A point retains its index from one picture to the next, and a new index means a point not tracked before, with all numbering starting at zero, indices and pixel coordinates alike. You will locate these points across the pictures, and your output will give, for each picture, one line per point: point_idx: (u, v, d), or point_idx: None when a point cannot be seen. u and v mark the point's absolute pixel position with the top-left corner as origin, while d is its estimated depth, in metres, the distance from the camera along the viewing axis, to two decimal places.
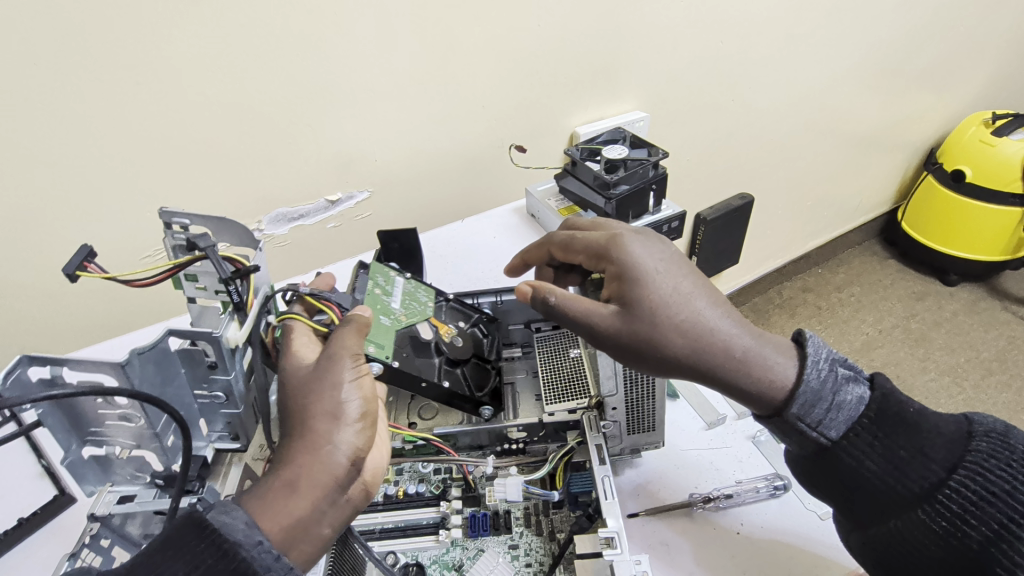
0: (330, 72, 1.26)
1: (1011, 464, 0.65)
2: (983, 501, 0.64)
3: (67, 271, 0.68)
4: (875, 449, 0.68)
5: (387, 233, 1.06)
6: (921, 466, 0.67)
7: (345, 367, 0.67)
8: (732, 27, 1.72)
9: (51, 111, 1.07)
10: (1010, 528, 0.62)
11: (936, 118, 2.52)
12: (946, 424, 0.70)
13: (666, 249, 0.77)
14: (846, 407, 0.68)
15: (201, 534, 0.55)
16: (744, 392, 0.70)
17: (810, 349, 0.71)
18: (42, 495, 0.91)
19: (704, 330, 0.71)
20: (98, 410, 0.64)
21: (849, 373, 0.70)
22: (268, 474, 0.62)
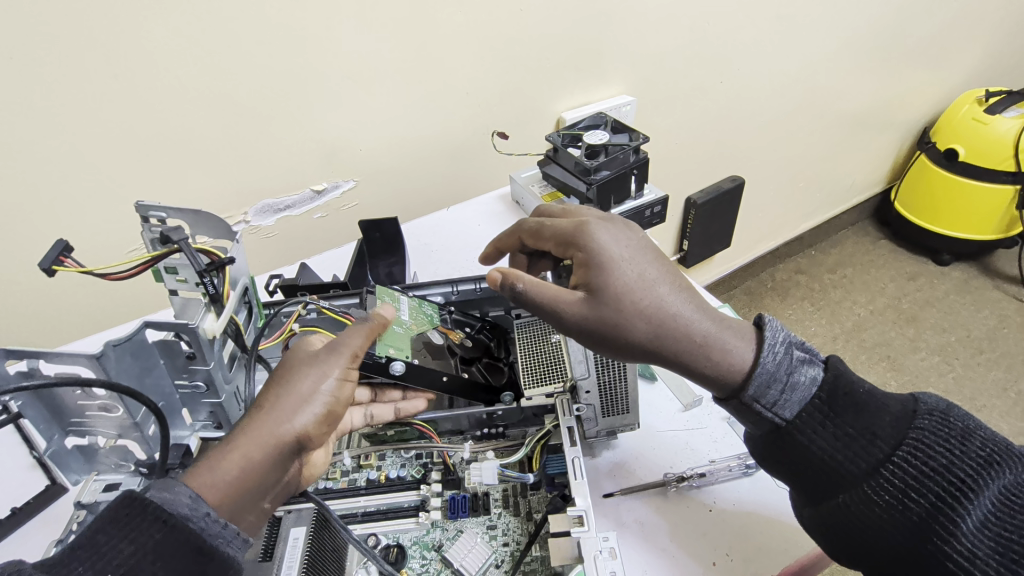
0: (310, 62, 1.25)
1: (948, 438, 0.66)
2: (923, 474, 0.65)
3: (42, 266, 0.69)
4: (825, 428, 0.70)
5: (369, 222, 1.09)
6: (866, 443, 0.68)
7: (333, 364, 0.71)
8: (719, 8, 1.70)
9: (29, 106, 1.07)
10: (947, 499, 0.63)
11: (928, 97, 2.50)
12: (893, 401, 0.70)
13: (632, 236, 0.78)
14: (801, 389, 0.70)
15: (144, 510, 0.55)
16: (702, 375, 0.73)
17: (768, 332, 0.74)
18: (36, 485, 0.95)
19: (665, 313, 0.73)
20: (78, 402, 0.65)
21: (806, 355, 0.73)
22: (225, 442, 0.64)
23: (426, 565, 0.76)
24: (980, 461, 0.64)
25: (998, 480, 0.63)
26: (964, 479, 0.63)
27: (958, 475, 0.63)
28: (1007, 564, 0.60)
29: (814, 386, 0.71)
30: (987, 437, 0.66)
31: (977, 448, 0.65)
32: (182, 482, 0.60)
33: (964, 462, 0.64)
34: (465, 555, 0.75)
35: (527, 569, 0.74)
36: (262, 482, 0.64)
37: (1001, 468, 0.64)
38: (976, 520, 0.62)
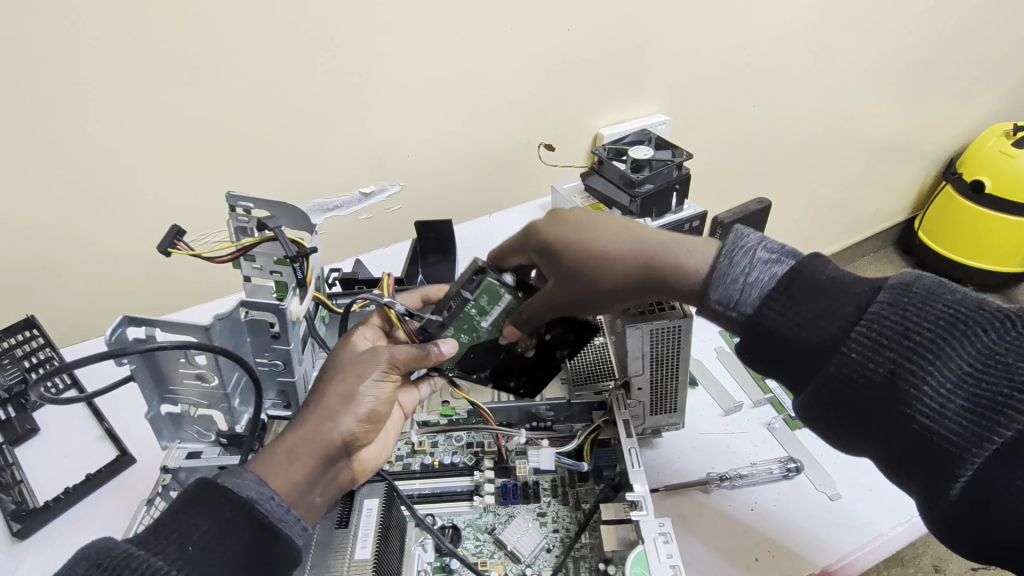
0: (368, 71, 1.33)
1: (909, 303, 0.59)
2: (881, 341, 0.59)
3: (163, 249, 0.79)
4: (789, 313, 0.66)
5: (424, 224, 1.13)
6: (826, 321, 0.63)
7: (373, 366, 0.73)
8: (754, 34, 1.76)
9: (112, 103, 1.15)
10: (908, 362, 0.57)
11: (955, 128, 2.54)
12: (859, 281, 0.64)
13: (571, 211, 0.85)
14: (761, 284, 0.69)
15: (217, 491, 0.59)
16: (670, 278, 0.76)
17: (731, 238, 0.73)
18: (104, 456, 1.01)
19: (622, 244, 0.78)
20: (178, 369, 0.71)
21: (774, 252, 0.71)
22: (275, 438, 0.67)
23: (480, 546, 0.81)
24: (946, 319, 0.56)
25: (976, 337, 0.55)
26: (928, 339, 0.56)
27: (920, 337, 0.57)
28: (980, 421, 0.54)
29: (776, 272, 0.69)
30: (960, 296, 0.58)
31: (943, 307, 0.57)
32: (249, 468, 0.64)
33: (924, 323, 0.57)
34: (518, 538, 0.79)
35: (577, 555, 0.78)
36: (309, 475, 0.65)
37: (974, 323, 0.55)
38: (944, 380, 0.56)
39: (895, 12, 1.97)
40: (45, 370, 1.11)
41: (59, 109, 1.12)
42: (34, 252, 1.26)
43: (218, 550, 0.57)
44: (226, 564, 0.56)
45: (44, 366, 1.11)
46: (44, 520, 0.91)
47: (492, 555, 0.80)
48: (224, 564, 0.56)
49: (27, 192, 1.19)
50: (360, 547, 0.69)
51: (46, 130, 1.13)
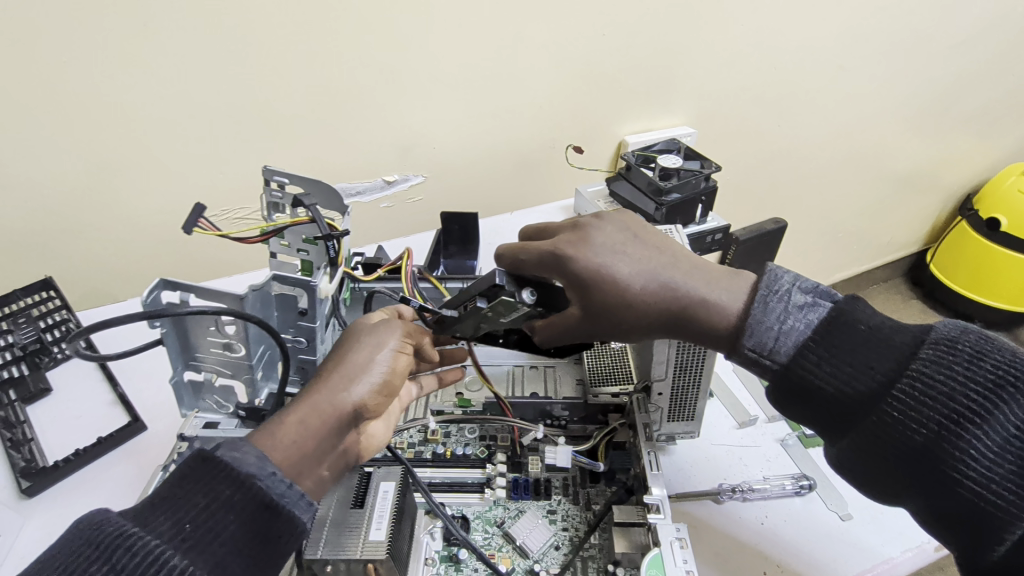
0: (403, 59, 1.33)
1: (955, 363, 0.59)
2: (926, 402, 0.58)
3: (188, 229, 0.78)
4: (828, 361, 0.64)
5: (450, 214, 1.14)
6: (862, 374, 0.62)
7: (389, 335, 0.73)
8: (785, 54, 1.76)
9: (148, 71, 1.16)
10: (953, 423, 0.57)
11: (976, 164, 2.54)
12: (899, 331, 0.64)
13: (614, 231, 0.81)
14: (797, 333, 0.67)
15: (215, 467, 0.56)
16: (699, 326, 0.75)
17: (764, 281, 0.71)
18: (114, 422, 1.01)
19: (654, 283, 0.77)
20: (206, 337, 0.71)
21: (809, 293, 0.69)
22: (286, 408, 0.65)
23: (488, 538, 0.80)
24: (990, 382, 0.57)
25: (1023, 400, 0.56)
26: (972, 401, 0.57)
27: (964, 400, 0.57)
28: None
29: (811, 321, 0.67)
30: (1008, 356, 0.58)
31: (989, 369, 0.57)
32: (249, 443, 0.61)
33: (967, 385, 0.57)
34: (527, 533, 0.79)
35: (586, 554, 0.78)
36: (319, 447, 0.64)
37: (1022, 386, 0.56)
38: (989, 443, 0.56)
39: (927, 43, 1.98)
40: (59, 332, 1.11)
41: (94, 73, 1.12)
42: (57, 214, 1.27)
43: (214, 530, 0.54)
44: (223, 544, 0.54)
45: (59, 328, 1.11)
46: (53, 480, 0.91)
47: (501, 548, 0.79)
48: (221, 544, 0.54)
49: (55, 154, 1.19)
50: (375, 529, 0.69)
51: (80, 94, 1.14)
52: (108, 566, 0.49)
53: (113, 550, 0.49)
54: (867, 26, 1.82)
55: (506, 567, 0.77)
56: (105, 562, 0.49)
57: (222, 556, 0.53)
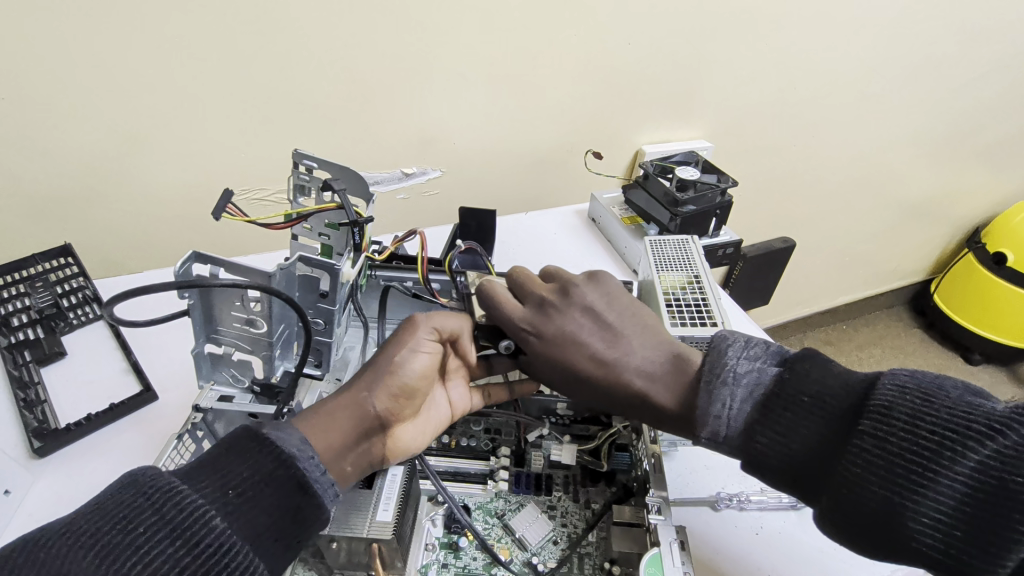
0: (430, 55, 1.35)
1: (893, 432, 0.58)
2: (873, 473, 0.58)
3: (217, 214, 0.78)
4: (774, 428, 0.65)
5: (468, 210, 1.16)
6: (808, 434, 0.64)
7: (433, 342, 0.77)
8: (806, 76, 1.78)
9: (180, 48, 1.17)
10: (900, 490, 0.57)
11: (987, 199, 2.55)
12: (837, 397, 0.64)
13: (585, 305, 0.83)
14: (744, 416, 0.68)
15: (262, 442, 0.61)
16: (642, 410, 0.77)
17: (710, 359, 0.72)
18: (125, 389, 1.02)
19: (611, 360, 0.79)
20: (230, 311, 0.72)
21: (754, 360, 0.71)
22: (324, 400, 0.70)
23: (489, 528, 0.82)
24: (929, 447, 0.57)
25: (964, 462, 0.55)
26: (915, 465, 0.57)
27: (908, 466, 0.57)
28: (984, 545, 0.54)
29: (756, 396, 0.69)
30: (943, 414, 0.57)
31: (926, 433, 0.57)
32: (293, 425, 0.66)
33: (907, 453, 0.57)
34: (527, 526, 0.81)
35: (583, 551, 0.80)
36: (345, 441, 0.68)
37: (960, 446, 0.55)
38: (942, 505, 0.55)
39: (947, 75, 1.99)
40: (75, 298, 1.13)
41: (128, 48, 1.14)
42: (81, 183, 1.29)
43: (252, 500, 0.58)
44: (258, 515, 0.58)
45: (75, 295, 1.14)
46: (64, 442, 0.92)
47: (501, 539, 0.81)
48: (256, 513, 0.57)
49: (84, 125, 1.21)
50: (382, 510, 0.71)
51: (112, 67, 1.16)
52: (158, 515, 0.52)
53: (163, 500, 0.53)
54: (888, 54, 1.83)
55: (505, 557, 0.78)
56: (155, 511, 0.52)
57: (255, 525, 0.57)
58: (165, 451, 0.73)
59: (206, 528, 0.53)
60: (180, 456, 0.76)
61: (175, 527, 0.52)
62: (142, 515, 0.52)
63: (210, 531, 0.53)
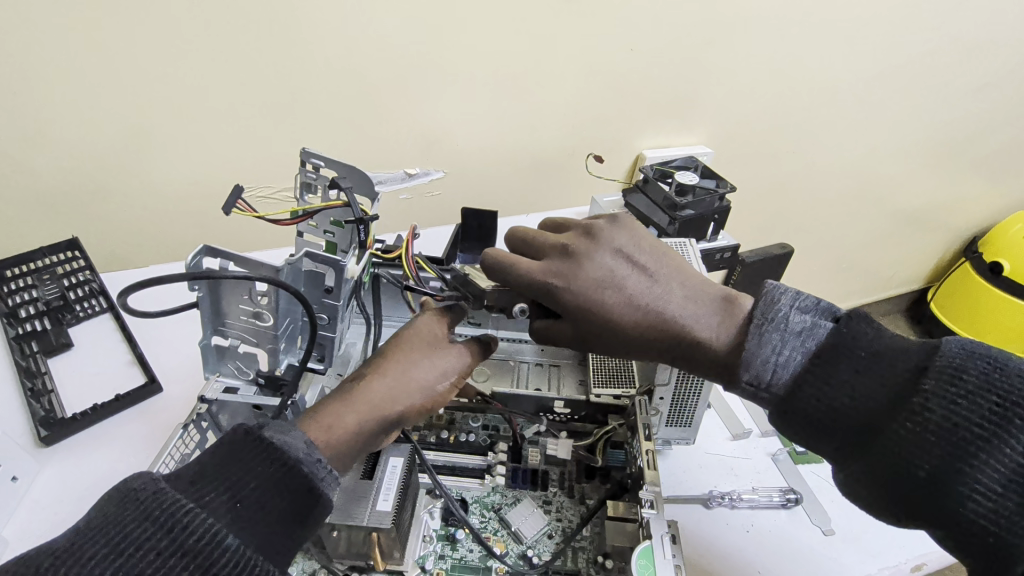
0: (435, 57, 1.37)
1: (958, 396, 0.54)
2: (929, 433, 0.54)
3: (227, 210, 0.80)
4: (827, 384, 0.61)
5: (470, 211, 1.13)
6: (866, 389, 0.60)
7: (456, 360, 0.76)
8: (805, 84, 1.81)
9: (189, 47, 1.20)
10: (954, 458, 0.53)
11: (984, 209, 2.57)
12: (903, 357, 0.60)
13: (614, 252, 0.80)
14: (795, 363, 0.65)
15: (266, 450, 0.59)
16: (686, 353, 0.75)
17: (760, 308, 0.69)
18: (131, 381, 1.04)
19: (650, 306, 0.76)
20: (238, 304, 0.74)
21: (806, 312, 0.67)
22: (341, 400, 0.69)
23: (485, 522, 0.84)
24: (997, 415, 0.52)
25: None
26: (974, 435, 0.52)
27: (969, 431, 0.52)
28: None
29: (808, 347, 0.65)
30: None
31: (996, 400, 0.53)
32: (296, 427, 0.64)
33: (970, 418, 0.53)
34: (523, 520, 0.83)
35: (577, 545, 0.82)
36: (362, 443, 0.68)
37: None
38: (998, 474, 0.51)
39: (945, 86, 2.01)
40: (82, 291, 1.15)
41: (138, 47, 1.17)
42: (90, 178, 1.31)
43: (262, 511, 0.57)
44: (269, 524, 0.57)
45: (82, 288, 1.16)
46: (71, 431, 0.94)
47: (497, 532, 0.83)
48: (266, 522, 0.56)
49: (93, 121, 1.24)
50: (381, 500, 0.73)
51: (122, 65, 1.18)
52: (168, 538, 0.50)
53: (173, 522, 0.51)
54: (887, 64, 1.86)
55: (500, 550, 0.80)
56: (165, 533, 0.50)
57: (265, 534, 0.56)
58: (170, 442, 0.75)
59: (220, 549, 0.51)
60: (185, 446, 0.78)
61: (188, 550, 0.50)
62: (152, 537, 0.50)
63: (224, 552, 0.51)
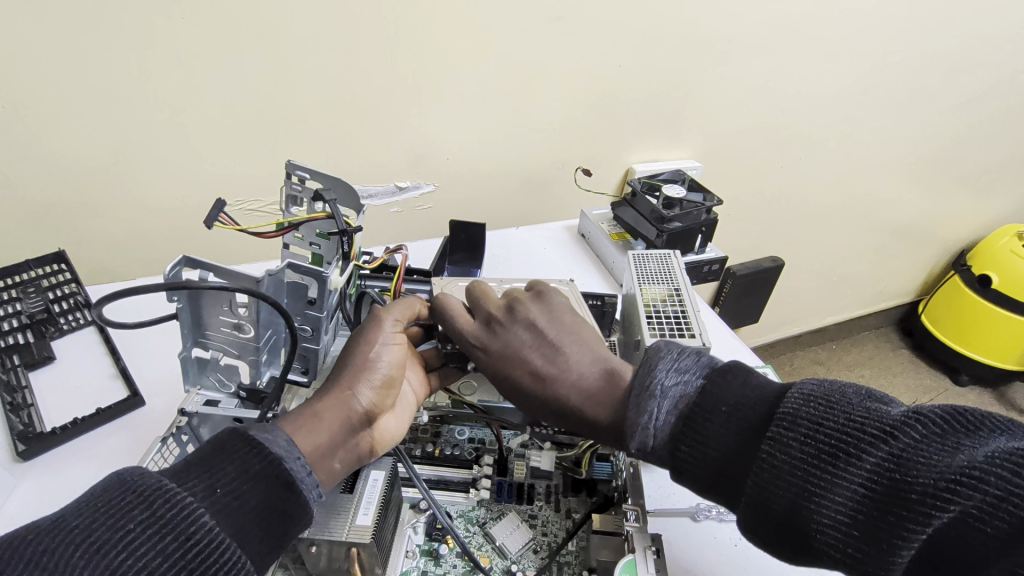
0: (425, 72, 1.39)
1: (792, 439, 0.59)
2: (776, 476, 0.59)
3: (209, 222, 0.81)
4: (696, 433, 0.66)
5: (458, 224, 1.17)
6: (728, 435, 0.65)
7: (383, 332, 0.78)
8: (792, 100, 1.83)
9: (180, 61, 1.21)
10: (806, 493, 0.57)
11: (972, 222, 2.60)
12: (750, 407, 0.65)
13: (527, 325, 0.84)
14: (668, 429, 0.69)
15: (250, 441, 0.60)
16: (578, 423, 0.79)
17: (644, 366, 0.73)
18: (113, 394, 1.03)
19: (547, 378, 0.81)
20: (219, 315, 0.74)
21: (684, 372, 0.71)
22: (300, 409, 0.70)
23: (470, 536, 0.83)
24: (827, 451, 0.57)
25: (860, 465, 0.55)
26: (816, 469, 0.57)
27: (809, 471, 0.57)
28: (880, 545, 0.53)
29: (680, 411, 0.69)
30: (842, 418, 0.58)
31: (826, 436, 0.58)
32: (278, 427, 0.65)
33: (807, 459, 0.58)
34: (508, 535, 0.82)
35: (562, 560, 0.80)
36: (322, 443, 0.67)
37: (855, 449, 0.56)
38: (841, 506, 0.55)
39: (929, 102, 2.05)
40: (67, 304, 1.14)
41: (132, 61, 1.18)
42: (78, 190, 1.31)
43: (242, 498, 0.57)
44: (247, 513, 0.57)
45: (67, 300, 1.15)
46: (49, 446, 0.93)
47: (481, 547, 0.81)
48: (245, 512, 0.56)
49: (85, 134, 1.24)
50: (362, 513, 0.72)
51: (115, 78, 1.19)
52: (148, 511, 0.51)
53: (154, 497, 0.52)
54: (872, 80, 1.89)
55: (485, 565, 0.79)
56: (146, 507, 0.51)
57: (244, 526, 0.56)
58: (149, 454, 0.73)
59: (197, 524, 0.52)
60: (163, 459, 0.76)
61: (167, 524, 0.51)
62: (131, 515, 0.51)
63: (200, 529, 0.52)
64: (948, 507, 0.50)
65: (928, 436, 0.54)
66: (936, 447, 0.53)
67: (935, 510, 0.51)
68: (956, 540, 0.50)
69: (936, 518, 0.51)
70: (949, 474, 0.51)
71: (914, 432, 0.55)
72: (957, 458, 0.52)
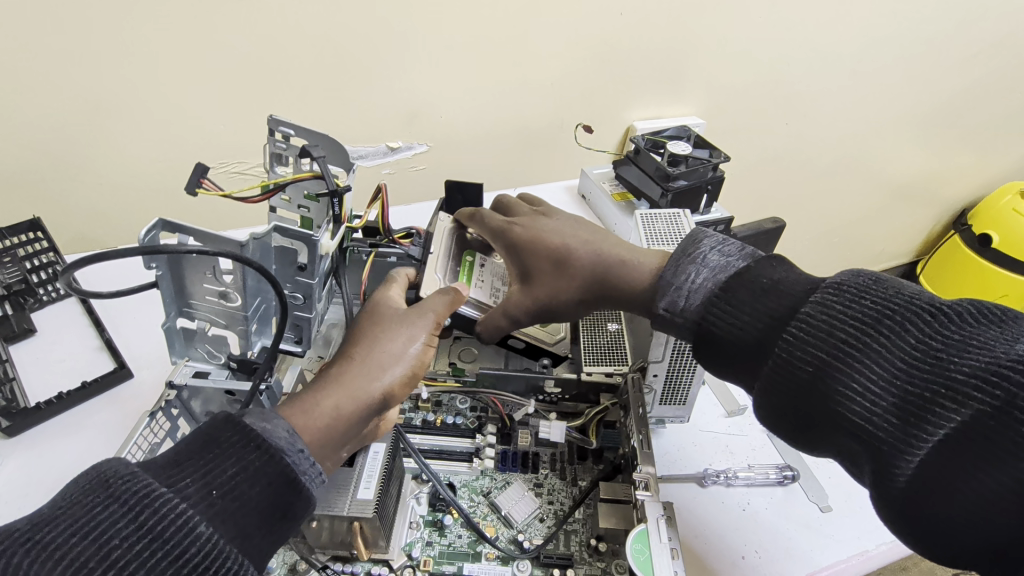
0: (412, 21, 1.29)
1: (839, 302, 0.56)
2: (805, 343, 0.56)
3: (190, 189, 0.75)
4: (730, 306, 0.63)
5: (454, 183, 1.10)
6: (760, 309, 0.61)
7: (421, 327, 0.74)
8: (799, 51, 1.74)
9: (143, 9, 1.10)
10: (833, 362, 0.53)
11: (975, 179, 2.54)
12: (798, 284, 0.61)
13: (570, 220, 0.89)
14: (703, 291, 0.68)
15: (248, 434, 0.54)
16: (615, 289, 0.80)
17: (684, 245, 0.73)
18: (98, 367, 0.99)
19: (585, 250, 0.83)
20: (202, 284, 0.70)
21: (728, 255, 0.70)
22: (322, 387, 0.65)
23: (474, 506, 0.81)
24: (870, 316, 0.53)
25: (902, 338, 0.51)
26: (849, 340, 0.53)
27: (849, 331, 0.53)
28: (907, 420, 0.49)
29: (718, 279, 0.68)
30: (892, 293, 0.54)
31: (869, 305, 0.54)
32: (279, 416, 0.60)
33: (850, 321, 0.54)
34: (513, 504, 0.80)
35: (569, 528, 0.79)
36: (344, 432, 0.64)
37: (902, 319, 0.52)
38: (875, 377, 0.51)
39: (940, 53, 1.96)
40: (47, 274, 1.07)
41: (92, 14, 1.08)
42: (44, 154, 1.22)
43: (241, 500, 0.52)
44: (247, 515, 0.51)
45: (46, 270, 1.07)
46: (33, 421, 0.89)
47: (486, 517, 0.80)
48: (247, 515, 0.51)
49: (47, 95, 1.15)
50: (362, 487, 0.70)
51: (74, 30, 1.09)
52: (135, 524, 0.46)
53: (141, 506, 0.46)
54: (883, 28, 1.79)
55: (490, 535, 0.78)
56: (132, 519, 0.46)
57: (245, 530, 0.51)
58: (137, 429, 0.69)
59: (191, 537, 0.47)
60: (152, 435, 0.72)
61: (158, 537, 0.46)
62: (115, 529, 0.45)
63: (196, 541, 0.47)
64: (991, 392, 0.45)
65: (973, 320, 0.50)
66: (995, 335, 0.49)
67: (975, 393, 0.46)
68: (988, 435, 0.45)
69: (975, 398, 0.46)
70: (1004, 360, 0.46)
71: (971, 320, 0.50)
72: (1016, 345, 0.47)
